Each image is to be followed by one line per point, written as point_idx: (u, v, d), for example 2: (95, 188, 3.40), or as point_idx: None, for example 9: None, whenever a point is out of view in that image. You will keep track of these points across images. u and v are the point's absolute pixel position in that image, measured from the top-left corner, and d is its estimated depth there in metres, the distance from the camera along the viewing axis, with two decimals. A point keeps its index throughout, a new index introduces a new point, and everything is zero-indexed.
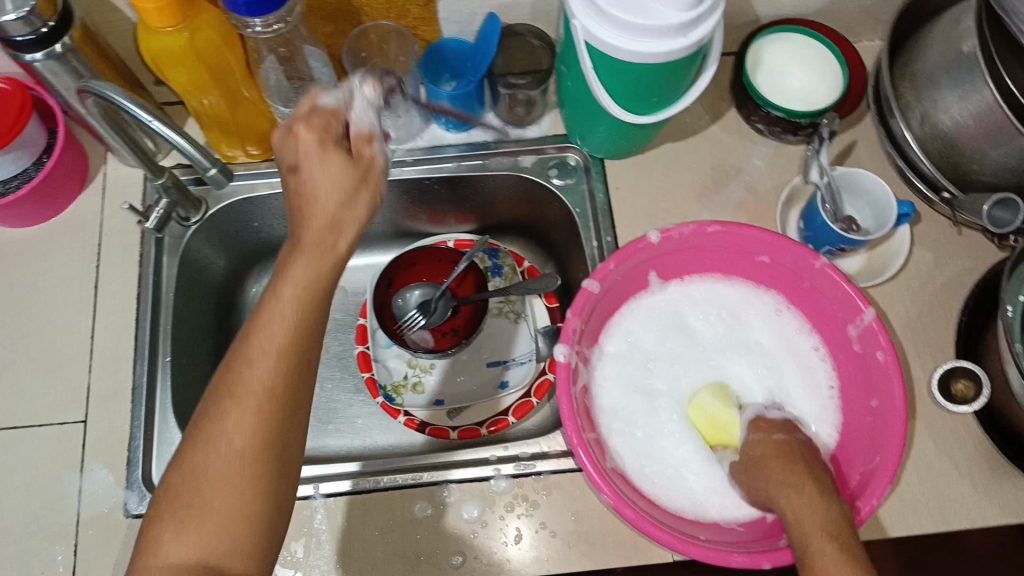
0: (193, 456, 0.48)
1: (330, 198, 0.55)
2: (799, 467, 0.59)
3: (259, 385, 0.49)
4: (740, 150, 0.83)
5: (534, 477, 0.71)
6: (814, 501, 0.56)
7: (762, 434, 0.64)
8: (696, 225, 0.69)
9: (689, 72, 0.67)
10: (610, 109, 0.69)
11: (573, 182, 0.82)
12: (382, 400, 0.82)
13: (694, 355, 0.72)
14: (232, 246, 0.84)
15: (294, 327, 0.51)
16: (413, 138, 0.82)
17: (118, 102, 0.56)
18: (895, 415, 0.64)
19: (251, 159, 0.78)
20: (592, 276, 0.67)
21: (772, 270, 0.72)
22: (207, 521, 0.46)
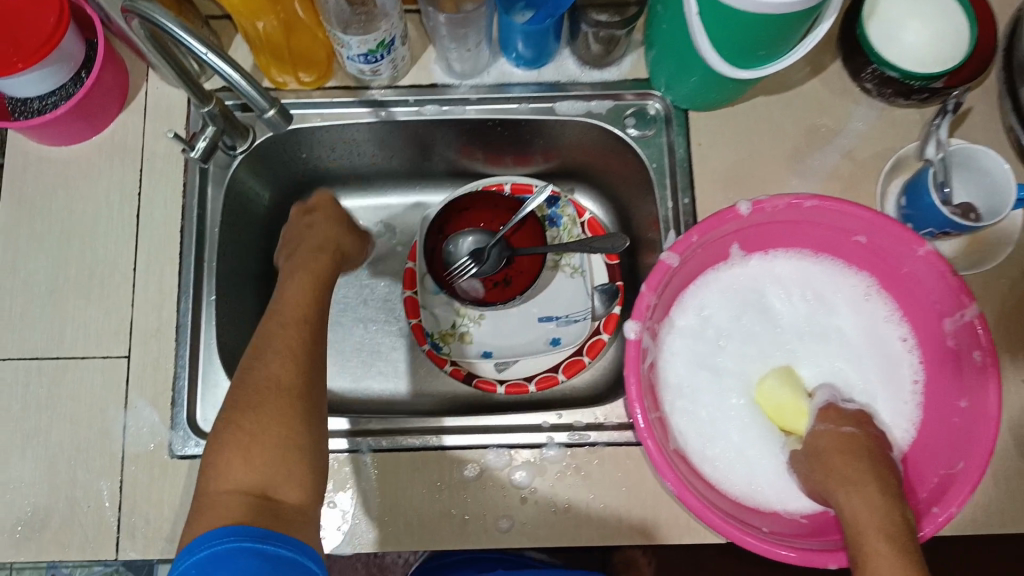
0: (240, 412, 0.54)
1: (329, 230, 0.73)
2: (861, 463, 0.56)
3: (301, 317, 0.62)
4: (840, 110, 0.75)
5: (587, 448, 0.66)
6: (874, 500, 0.54)
7: (830, 424, 0.60)
8: (791, 198, 0.62)
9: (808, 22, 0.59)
10: (715, 65, 0.61)
11: (652, 133, 0.75)
12: (428, 349, 0.78)
13: (770, 336, 0.67)
14: (279, 177, 0.79)
15: (307, 300, 0.64)
16: (479, 74, 0.74)
17: (166, 29, 0.50)
18: (985, 421, 0.58)
19: (303, 87, 0.72)
20: (672, 248, 0.62)
21: (867, 252, 0.65)
22: (268, 446, 0.52)
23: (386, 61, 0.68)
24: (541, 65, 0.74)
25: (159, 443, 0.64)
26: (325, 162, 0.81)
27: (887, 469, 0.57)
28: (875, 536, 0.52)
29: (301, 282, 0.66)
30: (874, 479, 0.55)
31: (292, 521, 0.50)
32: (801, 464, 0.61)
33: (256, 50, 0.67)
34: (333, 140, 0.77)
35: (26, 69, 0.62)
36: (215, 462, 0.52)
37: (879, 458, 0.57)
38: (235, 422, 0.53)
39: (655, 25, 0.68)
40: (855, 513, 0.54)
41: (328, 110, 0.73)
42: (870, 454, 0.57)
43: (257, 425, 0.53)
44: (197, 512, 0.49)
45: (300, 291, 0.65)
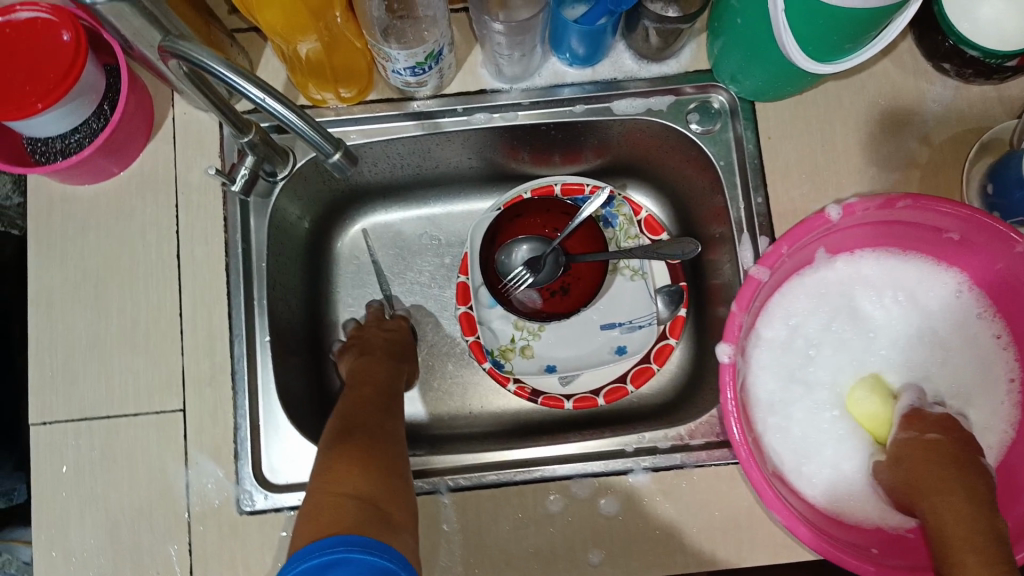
0: (348, 440, 0.54)
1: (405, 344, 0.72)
2: (948, 472, 0.52)
3: (385, 377, 0.65)
4: (916, 91, 0.70)
5: (675, 471, 0.64)
6: (962, 517, 0.49)
7: (913, 432, 0.56)
8: (884, 199, 0.58)
9: (901, 9, 0.54)
10: (800, 62, 0.56)
11: (717, 129, 0.70)
12: (489, 366, 0.74)
13: (861, 342, 0.63)
14: (318, 198, 0.74)
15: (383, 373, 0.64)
16: (529, 77, 0.69)
17: (215, 73, 0.44)
18: None
19: (342, 103, 0.67)
20: (761, 261, 0.58)
21: (961, 248, 0.61)
22: (378, 467, 0.52)
23: (433, 71, 0.63)
24: (595, 62, 0.69)
25: (226, 499, 0.61)
26: (364, 177, 0.76)
27: (977, 475, 0.51)
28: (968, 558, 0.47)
29: (376, 362, 0.66)
30: (963, 488, 0.51)
31: (401, 531, 0.48)
32: (886, 474, 0.57)
33: (291, 67, 0.62)
34: (375, 156, 0.72)
35: (46, 109, 0.57)
36: (331, 473, 0.50)
37: (966, 464, 0.52)
38: (347, 447, 0.53)
39: (725, 17, 0.62)
40: (945, 528, 0.50)
41: (370, 125, 0.68)
42: (955, 461, 0.52)
43: (370, 451, 0.53)
44: (315, 517, 0.47)
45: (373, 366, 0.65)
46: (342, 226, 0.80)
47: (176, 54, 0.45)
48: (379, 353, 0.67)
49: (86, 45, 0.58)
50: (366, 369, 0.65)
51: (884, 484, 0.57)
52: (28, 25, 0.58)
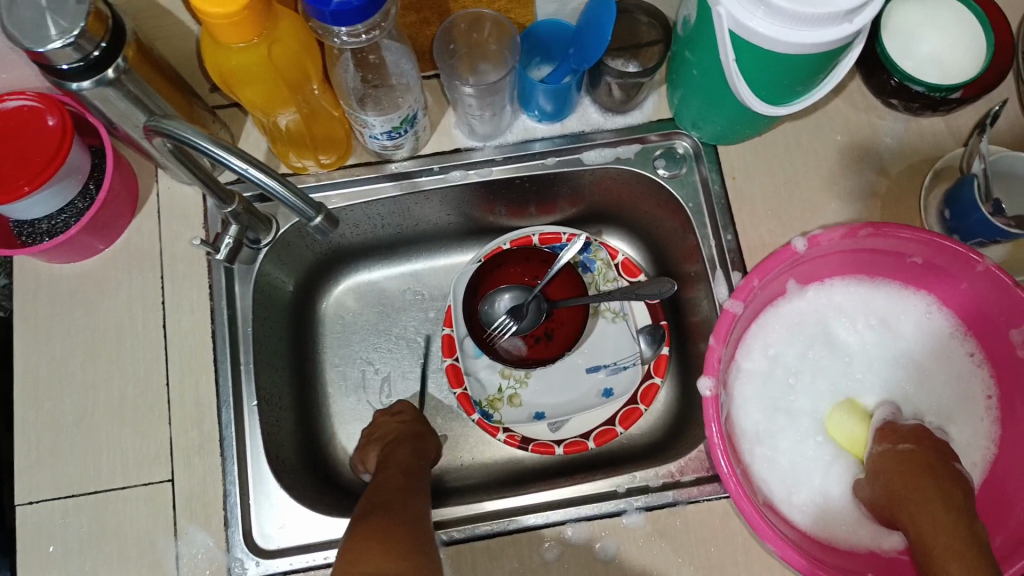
0: (371, 520, 0.53)
1: (421, 427, 0.71)
2: (924, 481, 0.54)
3: (409, 459, 0.64)
4: (868, 126, 0.73)
5: (668, 509, 0.64)
6: (938, 520, 0.51)
7: (887, 445, 0.58)
8: (845, 229, 0.61)
9: (843, 54, 0.58)
10: (755, 107, 0.59)
11: (683, 172, 0.73)
12: (478, 418, 0.75)
13: (840, 368, 0.65)
14: (300, 262, 0.76)
15: (410, 462, 0.64)
16: (501, 133, 0.72)
17: (197, 146, 0.46)
18: None
19: (323, 169, 0.69)
20: (734, 295, 0.60)
21: (925, 271, 0.64)
22: (401, 541, 0.51)
23: (409, 134, 0.65)
24: (563, 117, 0.72)
25: (216, 569, 0.61)
26: (347, 238, 0.78)
27: (952, 482, 0.53)
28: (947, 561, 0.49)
29: (399, 448, 0.66)
30: (940, 496, 0.52)
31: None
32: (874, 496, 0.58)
33: (272, 137, 0.65)
34: (357, 219, 0.74)
35: (32, 192, 0.58)
36: (351, 553, 0.49)
37: (940, 471, 0.54)
38: (367, 527, 0.52)
39: (683, 69, 0.66)
40: (926, 535, 0.51)
41: (350, 187, 0.70)
42: (933, 471, 0.54)
43: (392, 528, 0.52)
44: None
45: (399, 456, 0.64)
46: (326, 287, 0.81)
47: (161, 132, 0.47)
48: (400, 445, 0.67)
49: (71, 129, 0.60)
50: (388, 461, 0.64)
51: (869, 502, 0.59)
52: (13, 112, 0.60)
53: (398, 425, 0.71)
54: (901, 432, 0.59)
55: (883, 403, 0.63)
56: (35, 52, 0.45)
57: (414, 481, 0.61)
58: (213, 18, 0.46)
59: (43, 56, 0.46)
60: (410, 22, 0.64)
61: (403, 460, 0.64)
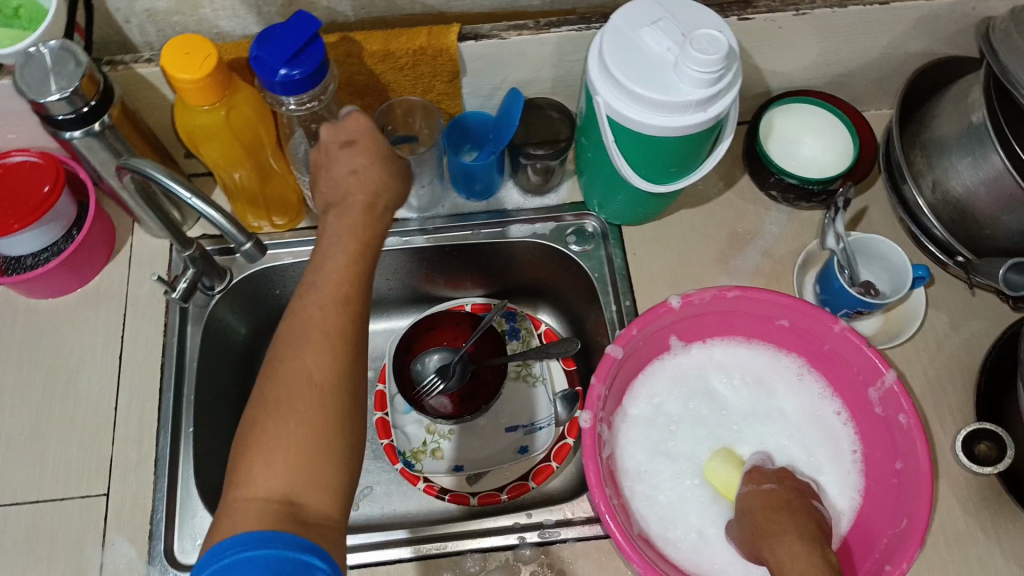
0: (272, 393, 0.51)
1: (370, 167, 0.59)
2: (781, 517, 0.59)
3: (335, 277, 0.55)
4: (755, 215, 0.85)
5: (558, 545, 0.69)
6: (799, 552, 0.55)
7: (752, 486, 0.64)
8: (716, 291, 0.69)
9: (710, 140, 0.70)
10: (636, 182, 0.71)
11: (591, 248, 0.83)
12: (400, 466, 0.81)
13: (719, 419, 0.72)
14: (254, 313, 0.85)
15: (349, 278, 0.55)
16: (433, 207, 0.84)
17: (155, 177, 0.57)
18: (919, 477, 0.63)
19: (276, 229, 0.80)
20: (616, 341, 0.68)
21: (792, 333, 0.72)
22: (291, 452, 0.49)
23: None
24: (489, 196, 0.84)
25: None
26: (297, 297, 0.88)
27: (806, 518, 0.59)
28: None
29: (342, 242, 0.57)
30: (794, 530, 0.57)
31: (324, 535, 0.47)
32: (735, 530, 0.64)
33: (232, 197, 0.76)
34: (304, 277, 0.84)
35: (22, 229, 0.69)
36: (237, 468, 0.49)
37: (797, 508, 0.60)
38: (267, 420, 0.50)
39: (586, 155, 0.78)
40: (784, 563, 0.55)
41: (299, 248, 0.81)
42: (789, 507, 0.60)
43: (290, 417, 0.50)
44: (221, 518, 0.48)
45: (344, 244, 0.57)
46: None
47: (128, 166, 0.57)
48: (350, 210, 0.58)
49: (61, 183, 0.71)
50: (331, 257, 0.56)
51: (736, 538, 0.63)
52: (17, 166, 0.72)
53: (355, 184, 0.59)
54: (768, 475, 0.65)
55: (756, 454, 0.69)
56: (37, 103, 0.57)
57: (353, 339, 0.53)
58: (183, 82, 0.58)
59: (42, 106, 0.58)
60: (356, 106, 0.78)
61: (347, 264, 0.56)
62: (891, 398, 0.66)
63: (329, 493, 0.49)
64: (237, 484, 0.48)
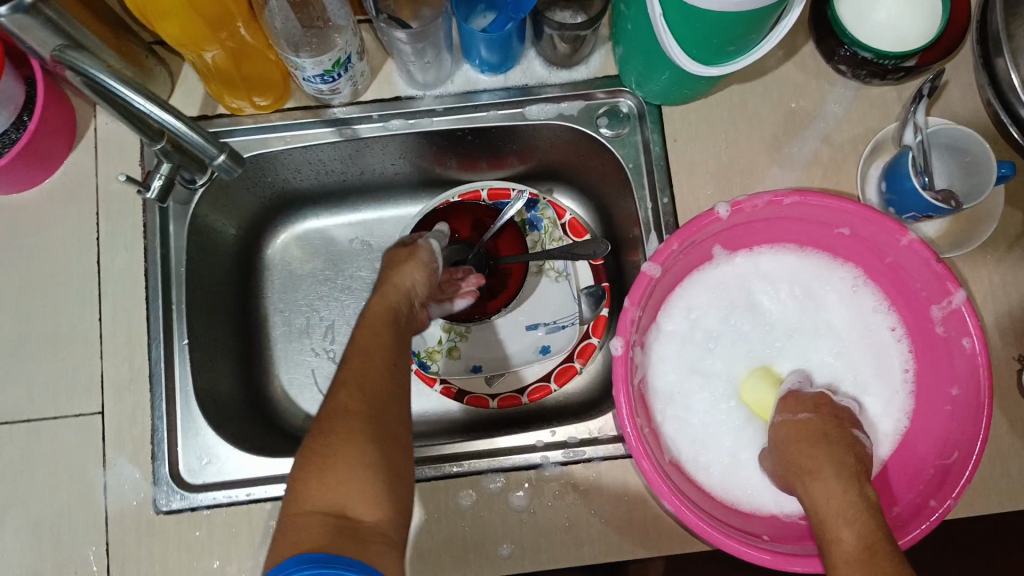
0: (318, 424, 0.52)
1: (412, 272, 0.68)
2: (814, 449, 0.55)
3: (369, 337, 0.59)
4: (816, 92, 0.73)
5: (583, 465, 0.66)
6: (836, 493, 0.52)
7: (787, 414, 0.60)
8: (772, 197, 0.60)
9: (780, 11, 0.57)
10: (689, 68, 0.60)
11: (626, 132, 0.73)
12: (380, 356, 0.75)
13: (760, 334, 0.66)
14: (244, 207, 0.77)
15: (376, 335, 0.60)
16: (441, 84, 0.72)
17: (102, 81, 0.48)
18: (976, 407, 0.58)
19: (260, 111, 0.70)
20: (653, 258, 0.60)
21: (852, 242, 0.64)
22: (339, 465, 0.49)
23: (344, 78, 0.66)
24: (506, 69, 0.72)
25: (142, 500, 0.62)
26: (293, 185, 0.79)
27: (845, 450, 0.55)
28: (843, 533, 0.51)
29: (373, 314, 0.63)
30: (830, 466, 0.54)
31: (374, 541, 0.46)
32: (770, 460, 0.60)
33: (206, 77, 0.65)
34: (298, 164, 0.75)
35: None
36: (292, 494, 0.49)
37: (834, 440, 0.56)
38: (315, 444, 0.50)
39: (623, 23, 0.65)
40: (822, 507, 0.53)
41: (290, 132, 0.71)
42: (825, 437, 0.56)
43: (334, 438, 0.50)
44: (278, 537, 0.46)
45: (372, 321, 0.62)
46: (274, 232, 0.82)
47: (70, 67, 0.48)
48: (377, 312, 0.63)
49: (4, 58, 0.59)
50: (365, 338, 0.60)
51: (770, 468, 0.60)
52: None
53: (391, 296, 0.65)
54: (809, 398, 0.60)
55: (795, 372, 0.64)
56: None
57: (387, 381, 0.56)
58: None
59: None
60: None
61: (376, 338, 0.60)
62: (959, 319, 0.59)
63: (378, 502, 0.48)
64: (293, 504, 0.48)
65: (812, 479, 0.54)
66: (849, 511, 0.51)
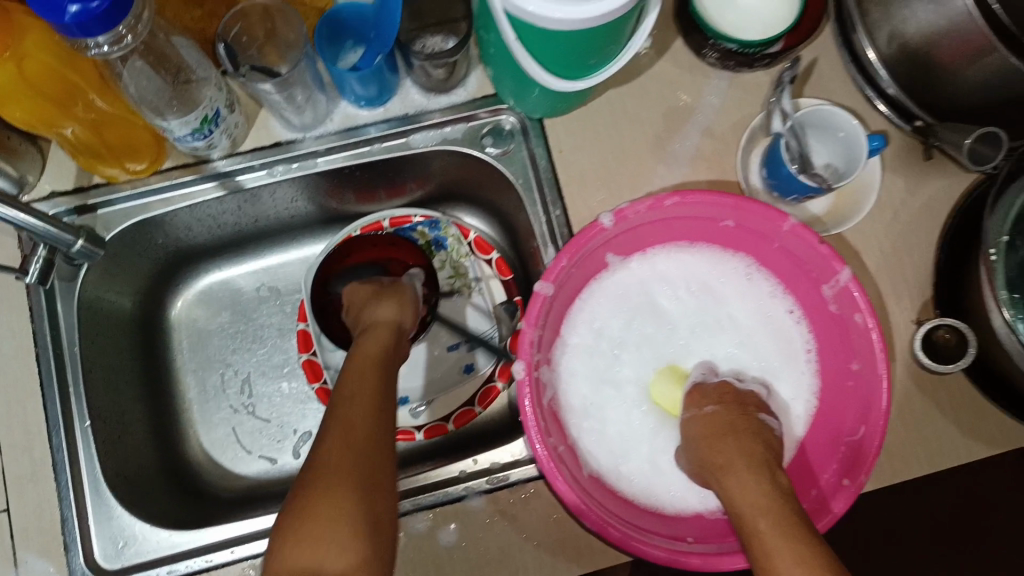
0: (302, 477, 0.50)
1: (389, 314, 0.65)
2: (725, 443, 0.55)
3: (355, 376, 0.57)
4: (694, 86, 0.73)
5: (509, 489, 0.66)
6: (748, 483, 0.51)
7: (695, 410, 0.60)
8: (652, 200, 0.61)
9: (632, 22, 0.57)
10: (549, 83, 0.60)
11: (512, 149, 0.73)
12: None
13: (664, 337, 0.67)
14: (136, 274, 0.76)
15: (362, 372, 0.57)
16: (321, 124, 0.71)
17: None
18: (879, 379, 0.59)
19: (137, 176, 0.69)
20: (544, 277, 0.60)
21: (737, 234, 0.65)
22: (318, 520, 0.46)
23: (217, 132, 0.64)
24: (384, 101, 0.72)
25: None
26: (189, 243, 0.78)
27: (756, 443, 0.55)
28: (760, 523, 0.49)
29: (366, 349, 0.60)
30: (744, 461, 0.53)
31: None
32: (684, 458, 0.60)
33: (72, 149, 0.64)
34: (189, 223, 0.74)
35: None
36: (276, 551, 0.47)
37: (741, 434, 0.56)
38: (297, 502, 0.48)
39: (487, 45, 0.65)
40: (736, 500, 0.51)
41: (172, 194, 0.70)
42: (731, 427, 0.56)
43: (317, 493, 0.48)
44: None
45: (362, 362, 0.58)
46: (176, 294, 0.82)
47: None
48: (364, 360, 0.59)
49: None
50: (353, 387, 0.56)
51: (686, 466, 0.61)
52: None
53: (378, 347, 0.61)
54: (720, 390, 0.61)
55: (700, 366, 0.66)
56: None
57: (373, 425, 0.53)
58: None
59: None
60: (197, 17, 0.66)
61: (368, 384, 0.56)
62: (848, 296, 0.60)
63: (353, 556, 0.46)
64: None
65: (730, 473, 0.53)
66: (767, 496, 0.50)
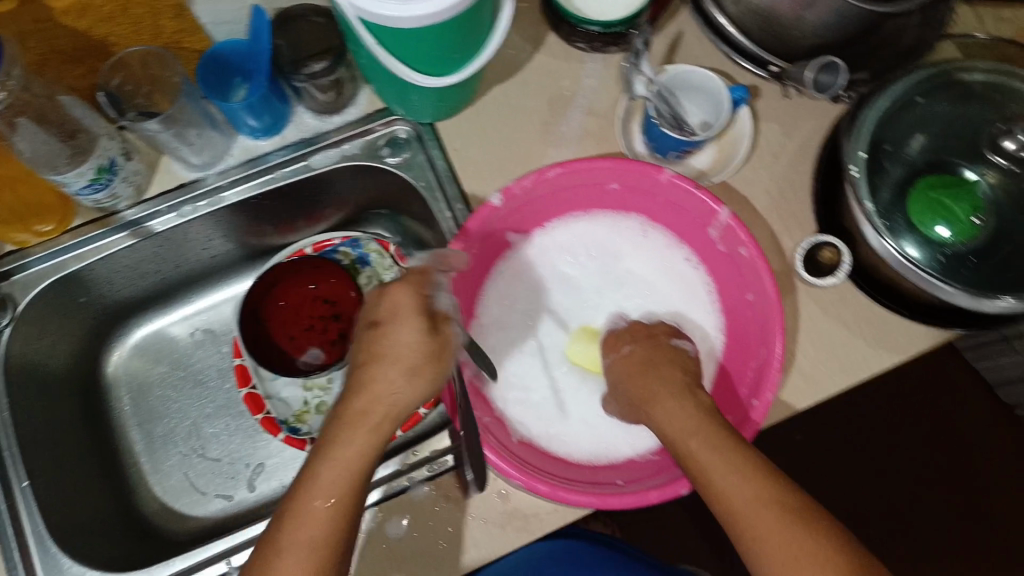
0: (287, 531, 0.52)
1: (409, 354, 0.56)
2: (652, 382, 0.60)
3: (383, 406, 0.56)
4: (571, 72, 0.78)
5: (450, 473, 0.68)
6: (674, 411, 0.57)
7: (614, 354, 0.65)
8: (536, 174, 0.65)
9: (486, 16, 0.61)
10: (417, 79, 0.63)
11: (409, 155, 0.77)
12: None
13: (574, 301, 0.71)
14: (65, 332, 0.81)
15: (379, 413, 0.55)
16: (223, 160, 0.77)
17: None
18: (769, 304, 0.62)
19: (46, 237, 0.74)
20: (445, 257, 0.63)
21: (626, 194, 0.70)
22: None
23: (116, 182, 0.70)
24: (281, 128, 0.77)
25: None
26: (113, 296, 0.83)
27: (675, 373, 0.61)
28: (692, 444, 0.55)
29: (383, 378, 0.56)
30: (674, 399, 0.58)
31: None
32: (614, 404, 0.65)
33: None
34: (107, 275, 0.79)
35: None
36: None
37: (663, 367, 0.61)
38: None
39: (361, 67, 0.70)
40: (664, 426, 0.57)
41: (84, 250, 0.75)
42: (649, 362, 0.62)
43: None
44: None
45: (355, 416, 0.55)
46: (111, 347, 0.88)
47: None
48: (362, 427, 0.55)
49: None
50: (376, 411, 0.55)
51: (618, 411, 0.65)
52: None
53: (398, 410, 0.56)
54: (619, 338, 0.66)
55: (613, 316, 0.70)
56: None
57: (354, 492, 0.53)
58: None
59: None
60: (79, 74, 0.70)
61: (386, 394, 0.56)
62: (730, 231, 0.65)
63: None
64: None
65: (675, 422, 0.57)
66: (695, 432, 0.55)
